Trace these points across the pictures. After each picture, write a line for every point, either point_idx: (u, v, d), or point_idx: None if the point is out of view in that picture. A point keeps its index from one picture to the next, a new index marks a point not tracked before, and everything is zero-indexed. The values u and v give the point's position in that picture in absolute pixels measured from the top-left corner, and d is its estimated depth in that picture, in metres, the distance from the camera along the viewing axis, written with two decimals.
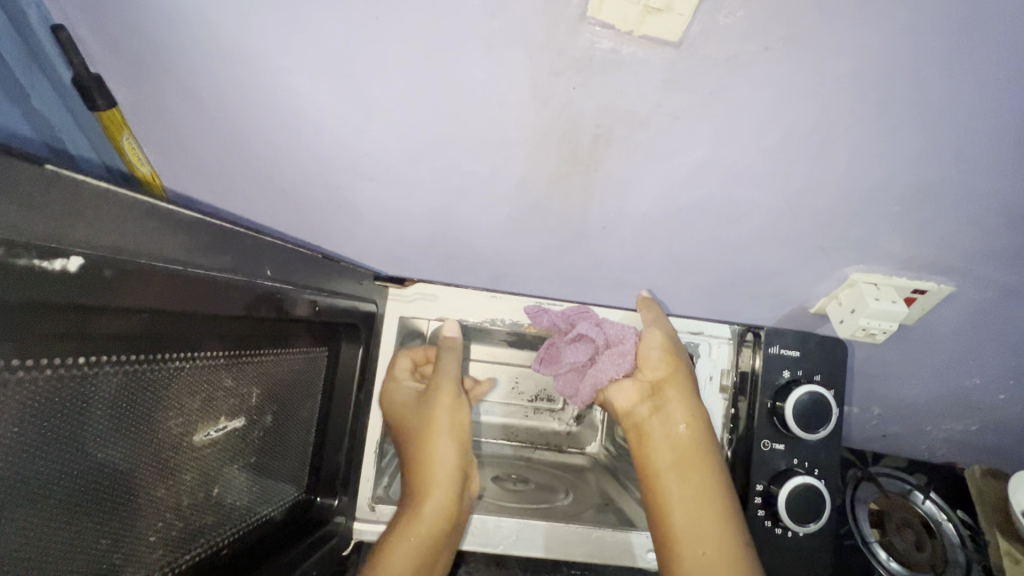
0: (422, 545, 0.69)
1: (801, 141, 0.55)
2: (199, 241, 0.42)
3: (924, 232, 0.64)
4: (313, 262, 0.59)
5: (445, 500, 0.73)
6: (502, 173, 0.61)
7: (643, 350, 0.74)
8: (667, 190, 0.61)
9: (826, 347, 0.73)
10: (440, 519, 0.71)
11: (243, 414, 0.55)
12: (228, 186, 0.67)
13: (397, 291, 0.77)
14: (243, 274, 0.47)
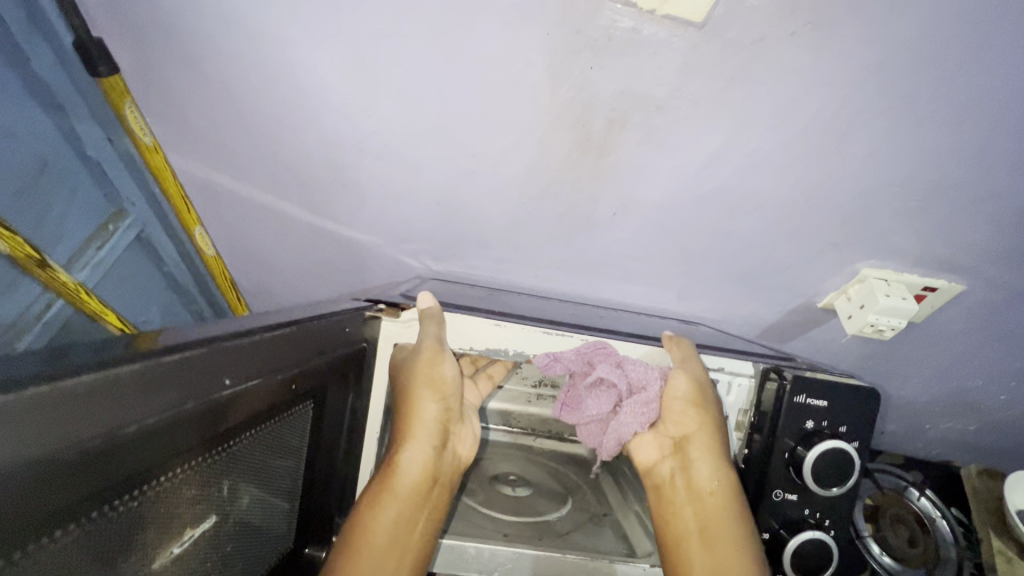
0: (399, 516, 0.54)
1: (822, 130, 0.54)
2: (126, 391, 0.27)
3: (940, 229, 0.63)
4: (288, 338, 0.41)
5: (424, 462, 0.56)
6: (513, 155, 0.59)
7: (670, 401, 0.59)
8: (681, 179, 0.59)
9: (842, 392, 0.58)
10: (417, 488, 0.56)
11: (214, 510, 0.39)
12: (223, 163, 0.64)
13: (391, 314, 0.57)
14: (193, 394, 0.31)
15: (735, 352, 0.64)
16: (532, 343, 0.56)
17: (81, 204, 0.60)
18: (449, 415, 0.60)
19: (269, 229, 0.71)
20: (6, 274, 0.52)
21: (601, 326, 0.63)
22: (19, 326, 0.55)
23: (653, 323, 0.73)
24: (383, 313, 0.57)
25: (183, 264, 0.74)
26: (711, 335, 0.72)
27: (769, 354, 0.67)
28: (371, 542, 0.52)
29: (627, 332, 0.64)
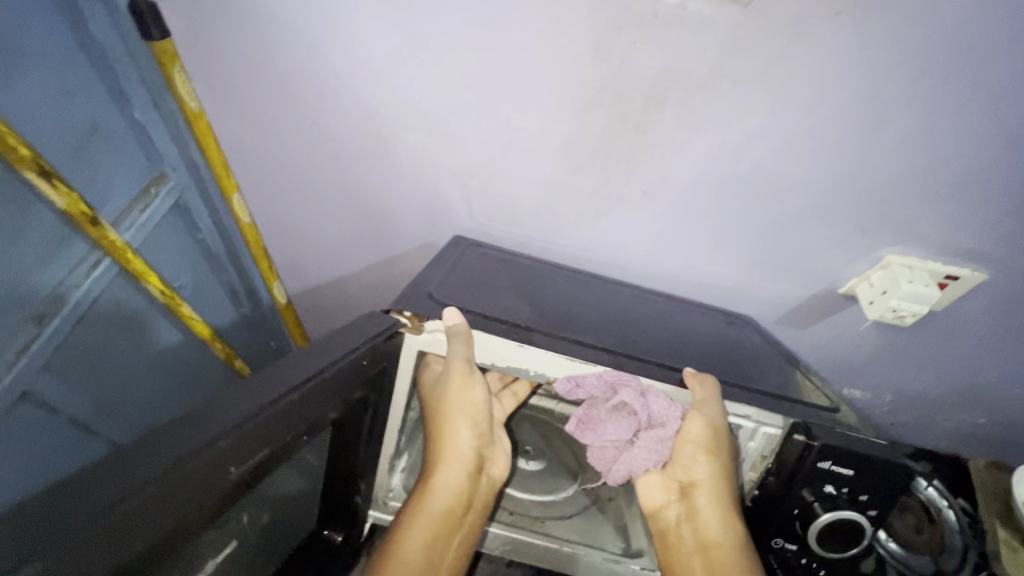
0: (430, 538, 0.57)
1: (857, 114, 0.55)
2: (128, 523, 0.28)
3: (968, 218, 0.64)
4: (301, 400, 0.39)
5: (457, 486, 0.60)
6: (550, 130, 0.60)
7: (683, 443, 0.57)
8: (714, 159, 0.60)
9: (869, 463, 0.53)
10: (449, 512, 0.59)
11: (240, 530, 0.43)
12: (268, 130, 0.66)
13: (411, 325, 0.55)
14: (203, 492, 0.32)
15: (762, 381, 0.62)
16: (552, 368, 0.54)
17: (128, 165, 0.60)
18: (480, 444, 0.63)
19: (305, 197, 0.73)
20: (59, 230, 0.53)
21: (626, 343, 0.61)
22: (69, 282, 0.55)
23: (682, 325, 0.70)
24: (411, 321, 0.55)
25: (216, 233, 0.76)
26: (742, 345, 0.69)
27: (798, 380, 0.64)
28: (400, 564, 0.55)
29: (654, 351, 0.61)
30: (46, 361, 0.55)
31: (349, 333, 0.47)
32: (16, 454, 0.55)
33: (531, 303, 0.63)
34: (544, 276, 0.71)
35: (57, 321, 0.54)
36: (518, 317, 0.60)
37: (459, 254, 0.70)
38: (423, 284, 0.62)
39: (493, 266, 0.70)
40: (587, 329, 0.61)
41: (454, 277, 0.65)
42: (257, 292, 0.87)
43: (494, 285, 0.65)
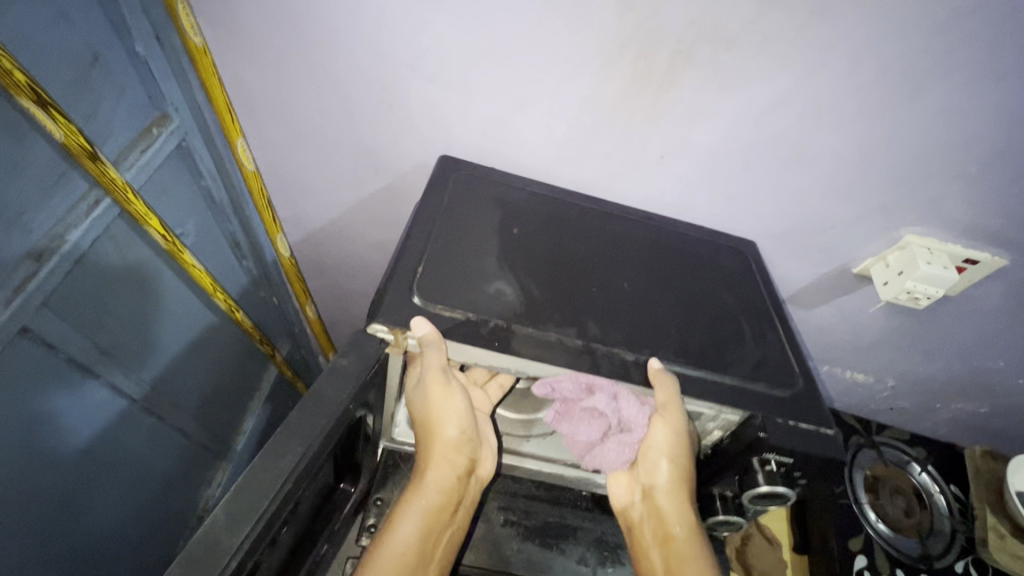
0: (421, 531, 0.56)
1: (891, 80, 0.52)
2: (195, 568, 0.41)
3: (996, 198, 0.61)
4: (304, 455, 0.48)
5: (447, 482, 0.59)
6: (569, 86, 0.58)
7: (648, 449, 0.58)
8: (737, 123, 0.58)
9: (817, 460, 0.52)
10: (439, 507, 0.58)
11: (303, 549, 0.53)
12: (274, 72, 0.63)
13: (384, 329, 0.50)
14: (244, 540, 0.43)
15: (751, 371, 0.56)
16: (530, 368, 0.51)
17: (130, 102, 0.58)
18: (469, 443, 0.62)
19: (316, 144, 0.72)
20: (57, 166, 0.51)
21: (618, 334, 0.55)
22: (68, 220, 0.54)
23: (685, 289, 0.62)
24: (393, 331, 0.50)
25: (218, 180, 0.75)
26: (738, 309, 0.62)
27: (785, 359, 0.59)
28: (388, 555, 0.53)
29: (648, 343, 0.55)
30: (46, 299, 0.54)
31: (319, 403, 0.51)
32: (18, 390, 0.55)
33: (520, 281, 0.56)
34: (535, 230, 0.63)
35: (59, 254, 0.53)
36: (503, 310, 0.53)
37: (444, 211, 0.61)
38: (404, 272, 0.54)
39: (480, 222, 0.61)
40: (574, 317, 0.55)
41: (435, 253, 0.57)
42: (259, 245, 0.89)
43: (479, 258, 0.57)
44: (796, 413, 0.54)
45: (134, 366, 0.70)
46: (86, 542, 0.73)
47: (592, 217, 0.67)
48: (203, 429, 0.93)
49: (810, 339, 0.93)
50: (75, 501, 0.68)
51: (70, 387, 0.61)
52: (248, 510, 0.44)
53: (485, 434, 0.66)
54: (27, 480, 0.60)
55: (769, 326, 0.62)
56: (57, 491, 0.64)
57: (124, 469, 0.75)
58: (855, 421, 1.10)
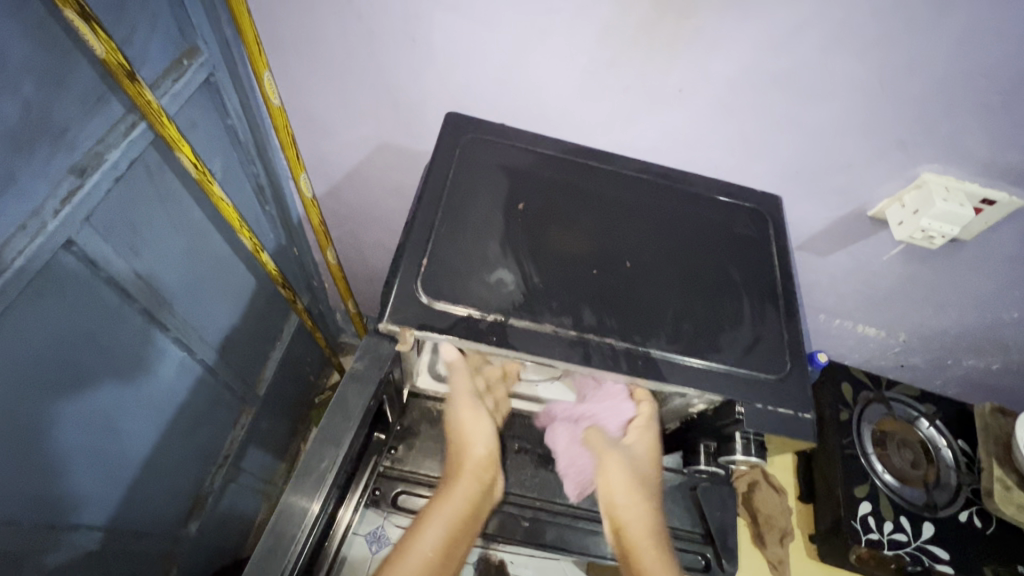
0: (445, 536, 0.59)
1: (915, 4, 0.52)
2: (298, 514, 0.48)
3: (1016, 133, 0.61)
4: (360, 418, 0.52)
5: (472, 493, 0.62)
6: (588, 16, 0.58)
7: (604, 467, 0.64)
8: (758, 52, 0.58)
9: (794, 441, 0.51)
10: (464, 517, 0.60)
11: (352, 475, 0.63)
12: (298, 6, 0.64)
13: (387, 325, 0.50)
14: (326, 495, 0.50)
15: (741, 355, 0.54)
16: (521, 350, 0.50)
17: (163, 31, 0.59)
18: (494, 464, 0.65)
19: (339, 84, 0.74)
20: (96, 87, 0.53)
21: (613, 321, 0.53)
22: (107, 141, 0.56)
23: (696, 223, 0.62)
24: (401, 329, 0.50)
25: (243, 120, 0.76)
26: (739, 283, 0.58)
27: (779, 344, 0.55)
28: (412, 554, 0.56)
29: (643, 328, 0.53)
30: (89, 214, 0.56)
31: (342, 406, 0.51)
32: (64, 304, 0.58)
33: (522, 267, 0.54)
34: (541, 204, 0.59)
35: (99, 172, 0.55)
36: (502, 302, 0.51)
37: (450, 183, 0.59)
38: (410, 264, 0.52)
39: (485, 194, 0.58)
40: (570, 305, 0.53)
41: (438, 236, 0.55)
42: (282, 190, 0.91)
43: (481, 243, 0.55)
44: (775, 398, 0.52)
45: (166, 294, 0.74)
46: (123, 464, 0.77)
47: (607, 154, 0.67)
48: (228, 369, 0.97)
49: (822, 288, 0.94)
50: (113, 419, 0.72)
51: (110, 307, 0.65)
52: (296, 516, 0.48)
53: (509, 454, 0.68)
54: (71, 393, 0.63)
55: (772, 308, 0.58)
56: (97, 408, 0.68)
57: (157, 398, 0.80)
58: (865, 376, 1.10)
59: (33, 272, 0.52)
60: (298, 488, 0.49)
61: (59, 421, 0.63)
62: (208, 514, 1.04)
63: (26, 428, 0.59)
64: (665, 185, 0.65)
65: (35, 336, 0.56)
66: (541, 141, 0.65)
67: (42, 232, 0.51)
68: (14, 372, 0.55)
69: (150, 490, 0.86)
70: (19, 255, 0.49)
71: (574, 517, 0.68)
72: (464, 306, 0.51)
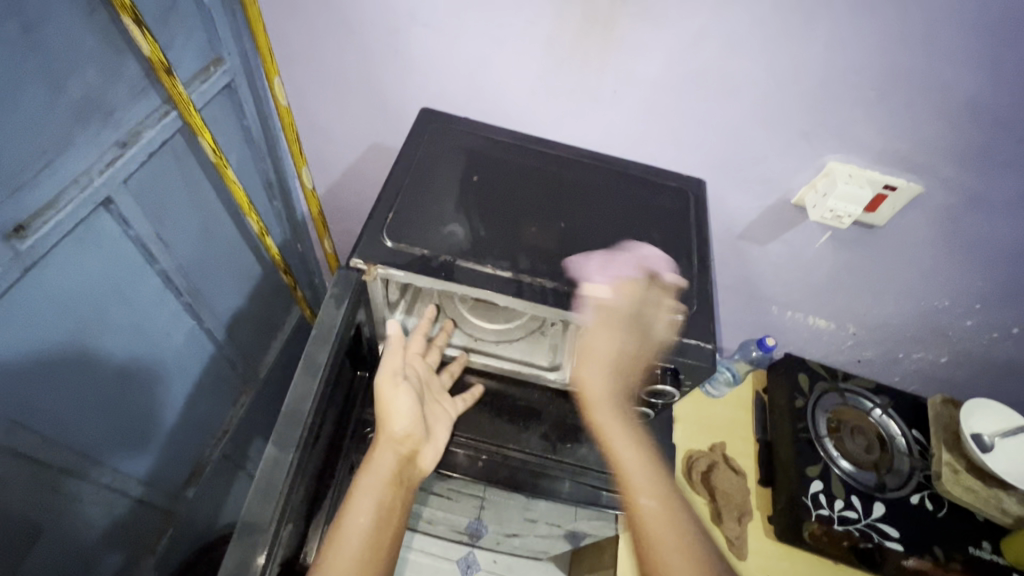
0: (376, 508, 0.61)
1: (788, 15, 0.65)
2: (283, 440, 0.54)
3: (897, 122, 0.73)
4: (330, 347, 0.59)
5: (390, 464, 0.65)
6: (535, 29, 0.73)
7: (592, 356, 0.66)
8: (671, 57, 0.72)
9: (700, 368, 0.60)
10: (387, 487, 0.63)
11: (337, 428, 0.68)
12: (306, 24, 0.80)
13: (357, 263, 0.61)
14: (307, 420, 0.56)
15: (654, 297, 0.64)
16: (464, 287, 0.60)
17: (197, 41, 0.75)
18: (414, 437, 0.68)
19: (338, 91, 0.89)
20: (140, 79, 0.68)
21: (544, 266, 0.63)
22: (145, 123, 0.70)
23: (628, 199, 0.74)
24: (367, 266, 0.61)
25: (257, 121, 0.91)
26: (658, 243, 0.69)
27: (688, 291, 0.65)
28: (347, 537, 0.58)
29: (569, 272, 0.63)
30: (125, 180, 0.70)
31: (326, 321, 0.60)
32: (99, 253, 0.70)
33: (471, 223, 0.66)
34: (492, 178, 0.71)
35: (137, 146, 0.69)
36: (452, 247, 0.63)
37: (417, 160, 0.71)
38: (379, 218, 0.64)
39: (446, 169, 0.71)
40: (509, 252, 0.64)
41: (404, 199, 0.67)
42: (288, 187, 1.06)
43: (439, 204, 0.67)
44: (681, 331, 0.61)
45: (182, 262, 0.86)
46: (135, 415, 0.87)
47: (555, 144, 0.80)
48: (232, 345, 1.08)
49: (768, 279, 1.03)
50: (130, 367, 0.83)
51: (134, 265, 0.77)
52: (302, 407, 0.56)
53: (437, 431, 0.72)
54: (100, 335, 0.75)
55: (686, 265, 0.68)
56: (119, 354, 0.79)
57: (167, 357, 0.90)
58: (820, 367, 1.16)
59: (77, 221, 0.64)
60: (283, 416, 0.55)
61: (88, 362, 0.74)
62: (204, 482, 1.12)
63: (66, 356, 0.70)
64: (602, 167, 0.77)
65: (77, 275, 0.68)
66: (498, 131, 0.78)
67: (90, 186, 0.64)
68: (60, 305, 0.67)
69: (156, 445, 0.95)
70: (72, 202, 0.62)
71: (528, 461, 0.75)
72: (421, 251, 0.62)
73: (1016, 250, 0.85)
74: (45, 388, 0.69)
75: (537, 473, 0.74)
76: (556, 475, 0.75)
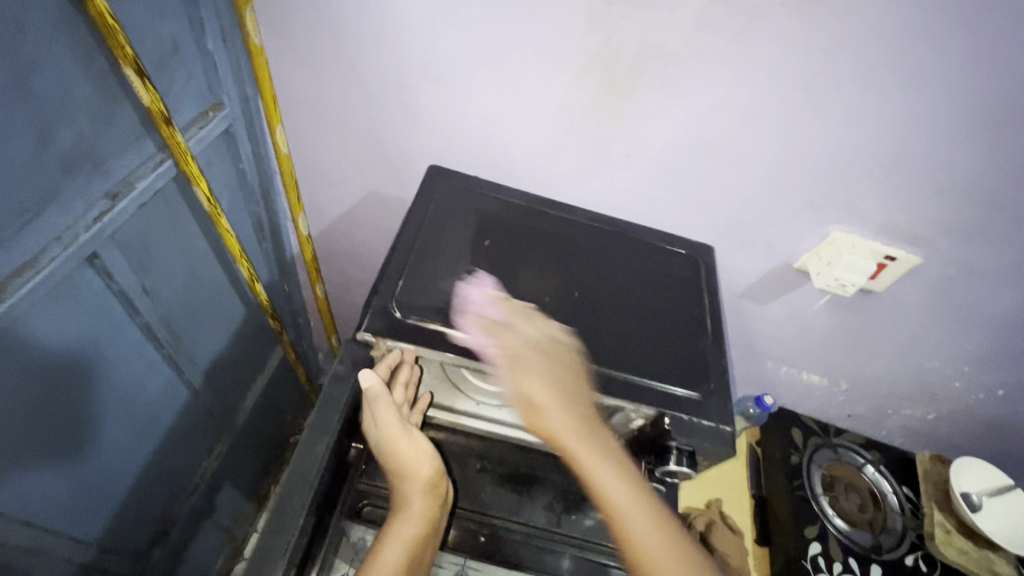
0: (407, 560, 0.58)
1: (801, 95, 0.66)
2: (273, 532, 0.52)
3: (899, 197, 0.74)
4: (322, 433, 0.58)
5: (427, 511, 0.61)
6: (550, 91, 0.72)
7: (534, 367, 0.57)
8: (685, 127, 0.72)
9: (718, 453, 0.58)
10: (422, 536, 0.60)
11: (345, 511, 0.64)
12: (315, 75, 0.78)
13: (363, 336, 0.57)
14: (301, 510, 0.54)
15: (671, 373, 0.62)
16: (474, 361, 0.57)
17: (198, 86, 0.71)
18: (445, 480, 0.65)
19: (340, 138, 0.86)
20: (136, 127, 0.64)
21: (557, 340, 0.61)
22: (138, 172, 0.66)
23: (641, 265, 0.73)
24: (376, 339, 0.57)
25: (254, 166, 0.88)
26: (673, 315, 0.68)
27: (706, 366, 0.64)
28: None
29: (587, 346, 0.61)
30: (112, 233, 0.65)
31: (326, 407, 0.59)
32: (80, 309, 0.65)
33: (483, 292, 0.63)
34: (504, 242, 0.69)
35: (128, 198, 0.65)
36: (463, 318, 0.60)
37: (427, 222, 0.69)
38: (389, 284, 0.62)
39: (457, 234, 0.69)
40: (523, 325, 0.61)
41: (414, 264, 0.64)
42: (280, 229, 1.02)
43: (451, 271, 0.64)
44: (700, 412, 0.59)
45: (164, 313, 0.81)
46: (102, 478, 0.80)
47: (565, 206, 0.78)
48: (209, 394, 1.02)
49: (765, 337, 1.04)
50: (99, 427, 0.76)
51: (115, 319, 0.72)
52: (294, 498, 0.54)
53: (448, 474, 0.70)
54: (70, 397, 0.68)
55: (701, 337, 0.67)
56: (88, 415, 0.73)
57: (142, 412, 0.84)
58: (814, 424, 1.17)
59: (56, 280, 0.59)
60: (275, 508, 0.53)
61: (56, 426, 0.68)
62: (171, 542, 1.04)
63: (29, 424, 0.64)
64: (616, 234, 0.76)
65: (52, 335, 0.62)
66: (507, 191, 0.77)
67: (74, 243, 0.59)
68: (30, 368, 0.61)
69: (123, 507, 0.88)
70: (54, 261, 0.58)
71: (529, 535, 0.70)
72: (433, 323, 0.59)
73: (1005, 319, 0.87)
74: (3, 459, 0.62)
75: (539, 547, 0.69)
76: (557, 549, 0.70)
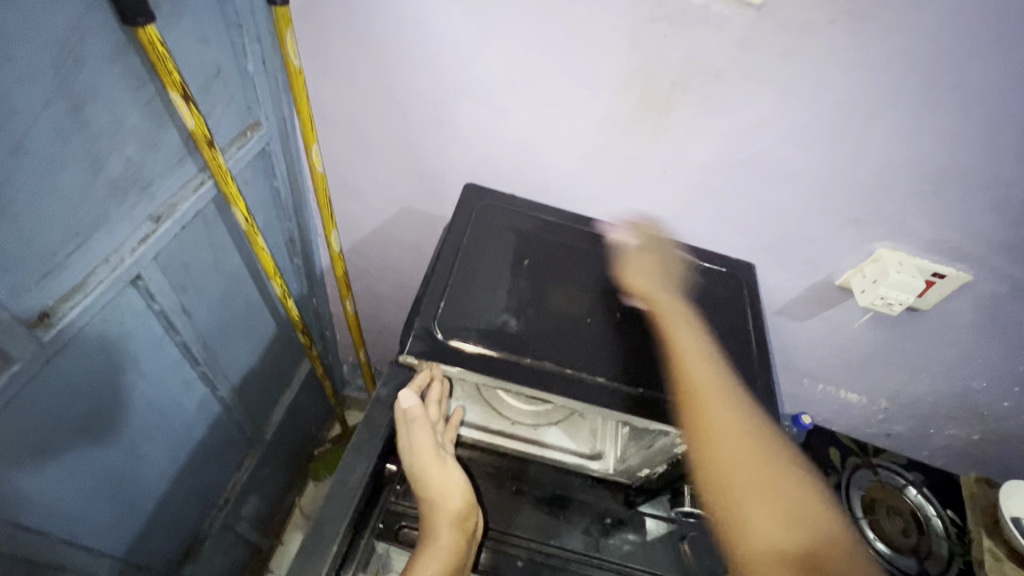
0: None
1: (849, 111, 0.64)
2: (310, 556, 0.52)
3: (951, 214, 0.72)
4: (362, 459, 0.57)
5: (457, 544, 0.58)
6: (588, 109, 0.72)
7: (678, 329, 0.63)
8: (725, 143, 0.71)
9: None
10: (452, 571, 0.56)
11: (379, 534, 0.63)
12: (351, 95, 0.78)
13: (406, 359, 0.57)
14: (337, 536, 0.53)
15: None
16: (517, 384, 0.56)
17: (237, 108, 0.72)
18: (473, 511, 0.63)
19: (374, 156, 0.87)
20: (179, 150, 0.65)
21: (601, 362, 0.60)
22: (180, 194, 0.67)
23: (681, 282, 0.72)
24: (419, 361, 0.57)
25: (288, 183, 0.88)
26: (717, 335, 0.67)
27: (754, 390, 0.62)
28: None
29: (631, 369, 0.60)
30: (155, 255, 0.66)
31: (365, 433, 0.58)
32: (122, 330, 0.66)
33: (524, 313, 0.62)
34: (543, 261, 0.69)
35: (171, 219, 0.65)
36: (506, 340, 0.59)
37: (466, 241, 0.69)
38: (430, 306, 0.61)
39: (495, 253, 0.68)
40: (565, 347, 0.60)
41: (454, 284, 0.64)
42: (311, 244, 1.02)
43: (492, 291, 0.64)
44: None
45: (201, 331, 0.82)
46: (138, 495, 0.81)
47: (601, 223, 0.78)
48: (240, 409, 1.02)
49: (802, 353, 1.01)
50: (136, 445, 0.76)
51: (155, 338, 0.72)
52: (332, 524, 0.53)
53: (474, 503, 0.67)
54: (111, 417, 0.69)
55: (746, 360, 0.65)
56: (126, 434, 0.73)
57: (177, 428, 0.85)
58: (852, 443, 1.13)
59: (101, 303, 0.60)
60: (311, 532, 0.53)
61: (96, 446, 0.68)
62: (201, 557, 1.04)
63: (72, 444, 0.65)
64: (656, 252, 0.74)
65: (95, 356, 0.63)
66: (542, 208, 0.76)
67: (120, 266, 0.60)
68: (75, 391, 0.62)
69: (155, 524, 0.88)
70: (101, 284, 0.58)
71: (568, 560, 0.68)
72: (476, 345, 0.58)
73: None
74: (46, 479, 0.63)
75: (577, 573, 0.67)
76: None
